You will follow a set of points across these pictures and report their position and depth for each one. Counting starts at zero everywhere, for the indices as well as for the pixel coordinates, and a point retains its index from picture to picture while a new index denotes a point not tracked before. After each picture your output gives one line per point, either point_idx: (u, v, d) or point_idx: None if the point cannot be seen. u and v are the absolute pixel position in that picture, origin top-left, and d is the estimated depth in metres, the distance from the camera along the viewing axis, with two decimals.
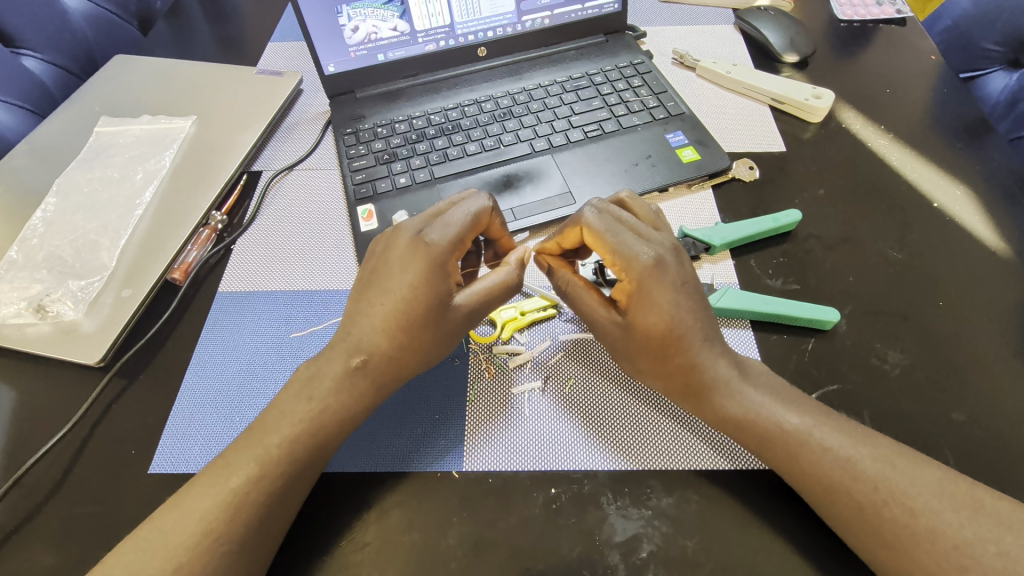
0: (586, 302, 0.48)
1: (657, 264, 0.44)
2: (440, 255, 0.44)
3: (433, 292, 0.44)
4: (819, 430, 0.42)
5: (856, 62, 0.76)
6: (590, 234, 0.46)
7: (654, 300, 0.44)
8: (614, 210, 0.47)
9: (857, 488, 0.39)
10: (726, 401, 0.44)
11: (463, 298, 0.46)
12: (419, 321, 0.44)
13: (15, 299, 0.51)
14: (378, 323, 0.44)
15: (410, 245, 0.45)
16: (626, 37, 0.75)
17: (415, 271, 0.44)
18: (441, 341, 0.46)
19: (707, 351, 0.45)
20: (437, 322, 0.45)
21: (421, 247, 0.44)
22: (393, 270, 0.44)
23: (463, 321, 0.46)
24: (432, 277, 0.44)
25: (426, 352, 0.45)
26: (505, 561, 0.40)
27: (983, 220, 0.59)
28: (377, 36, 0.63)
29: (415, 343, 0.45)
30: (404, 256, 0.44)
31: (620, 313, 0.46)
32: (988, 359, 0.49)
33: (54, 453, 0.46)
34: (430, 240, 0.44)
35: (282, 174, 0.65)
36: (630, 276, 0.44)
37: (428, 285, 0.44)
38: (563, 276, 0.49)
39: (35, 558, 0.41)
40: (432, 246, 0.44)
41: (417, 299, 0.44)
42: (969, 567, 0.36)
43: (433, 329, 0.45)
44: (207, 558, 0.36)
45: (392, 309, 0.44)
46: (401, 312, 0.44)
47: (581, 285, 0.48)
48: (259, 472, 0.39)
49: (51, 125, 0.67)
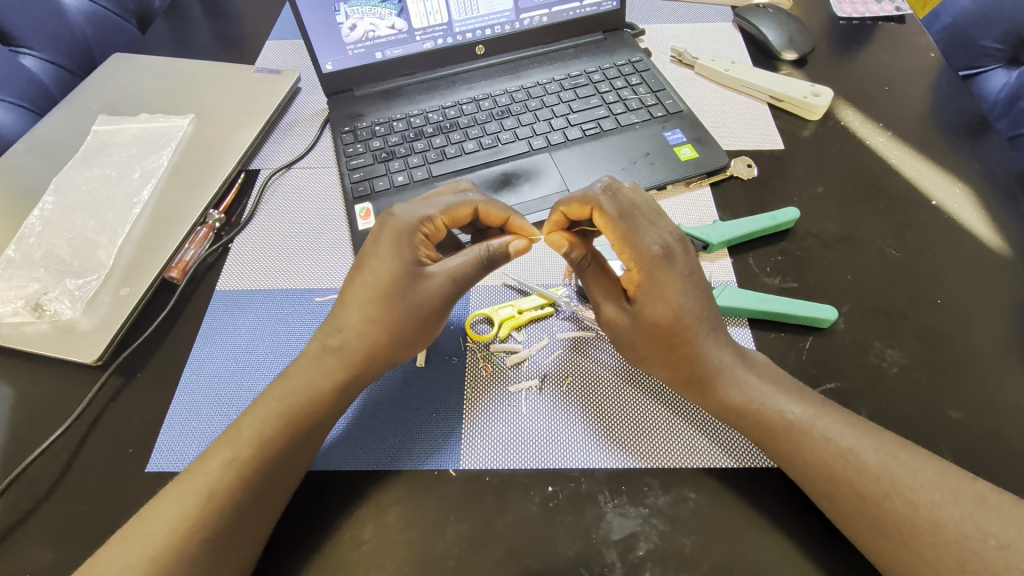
0: (599, 287, 0.47)
1: (666, 254, 0.44)
2: (406, 225, 0.46)
3: (399, 261, 0.45)
4: (821, 421, 0.42)
5: (855, 60, 0.76)
6: (604, 218, 0.46)
7: (662, 289, 0.44)
8: (627, 192, 0.47)
9: (858, 478, 0.39)
10: (730, 389, 0.44)
11: (428, 275, 0.46)
12: (388, 291, 0.45)
13: (12, 298, 0.51)
14: (357, 305, 0.46)
15: (382, 220, 0.47)
16: (625, 35, 0.74)
17: (381, 241, 0.46)
18: (410, 319, 0.45)
19: (711, 341, 0.45)
20: (402, 293, 0.45)
21: (387, 219, 0.47)
22: (370, 248, 0.47)
23: (427, 298, 0.45)
24: (398, 248, 0.46)
25: (397, 329, 0.45)
26: (503, 558, 0.40)
27: (982, 218, 0.59)
28: (375, 34, 0.63)
29: (389, 325, 0.45)
30: (377, 230, 0.47)
31: (630, 303, 0.47)
32: (987, 357, 0.49)
33: (51, 452, 0.46)
34: (398, 213, 0.47)
35: (279, 172, 0.65)
36: (640, 266, 0.45)
37: (393, 254, 0.45)
38: (576, 253, 0.47)
39: (32, 556, 0.41)
40: (399, 217, 0.47)
41: (384, 268, 0.45)
42: (969, 560, 0.36)
43: (400, 301, 0.45)
44: (204, 553, 0.37)
45: (368, 285, 0.45)
46: (367, 282, 0.46)
47: (595, 268, 0.48)
48: (255, 469, 0.39)
49: (49, 123, 0.67)
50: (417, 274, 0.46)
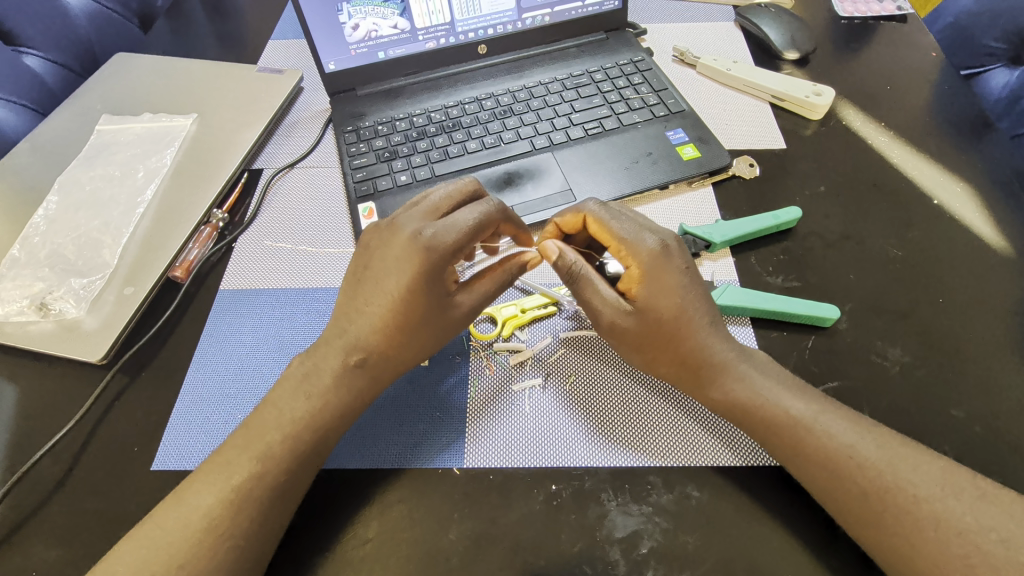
0: (597, 291, 0.47)
1: (662, 249, 0.45)
2: (440, 259, 0.44)
3: (431, 294, 0.44)
4: (824, 417, 0.42)
5: (857, 58, 0.76)
6: (596, 222, 0.47)
7: (663, 284, 0.45)
8: (616, 204, 0.49)
9: (862, 474, 0.39)
10: (735, 384, 0.44)
11: (460, 299, 0.47)
12: (418, 321, 0.44)
13: (17, 297, 0.51)
14: (372, 321, 0.44)
15: (408, 246, 0.44)
16: (627, 34, 0.75)
17: (411, 276, 0.43)
18: (440, 335, 0.47)
19: (711, 335, 0.45)
20: (433, 321, 0.45)
21: (417, 252, 0.43)
22: (385, 269, 0.44)
23: (462, 321, 0.47)
24: (430, 282, 0.44)
25: (424, 345, 0.46)
26: (506, 556, 0.41)
27: (984, 217, 0.59)
28: (377, 34, 0.63)
29: (406, 334, 0.45)
30: (400, 256, 0.44)
31: (630, 302, 0.46)
32: (989, 355, 0.50)
33: (56, 451, 0.46)
34: (428, 243, 0.44)
35: (283, 172, 0.66)
36: (637, 262, 0.45)
37: (423, 288, 0.44)
38: (570, 258, 0.47)
39: (38, 555, 0.41)
40: (431, 250, 0.44)
41: (413, 300, 0.44)
42: (971, 555, 0.36)
43: (432, 328, 0.46)
44: (208, 553, 0.37)
45: (387, 309, 0.44)
46: (396, 312, 0.44)
47: (590, 274, 0.48)
48: (259, 469, 0.40)
49: (53, 123, 0.67)
50: (449, 301, 0.46)
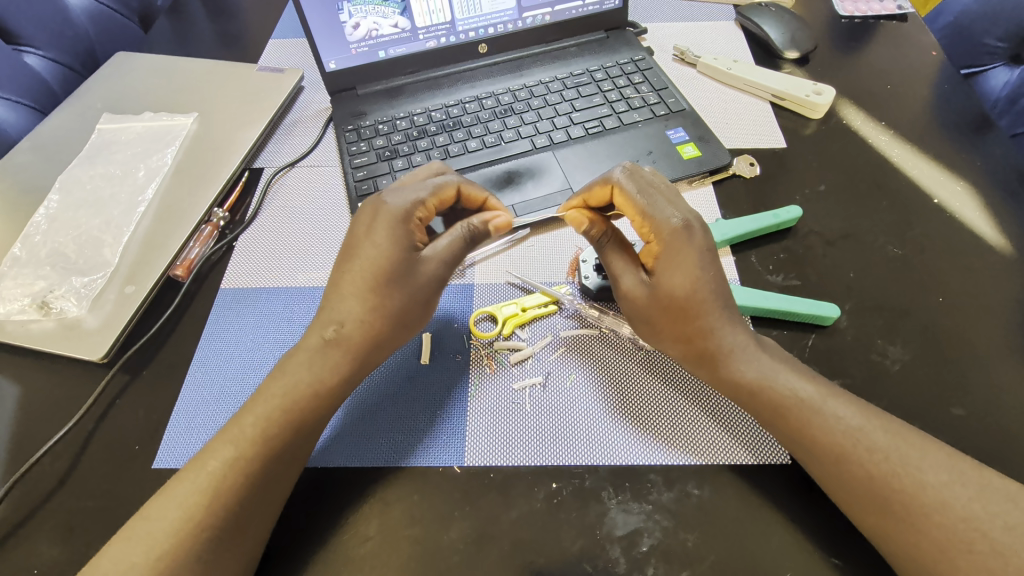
0: (619, 262, 0.48)
1: (685, 226, 0.46)
2: (400, 211, 0.46)
3: (394, 246, 0.45)
4: (832, 401, 0.42)
5: (858, 57, 0.76)
6: (624, 196, 0.48)
7: (681, 260, 0.45)
8: (647, 175, 0.49)
9: (869, 458, 0.39)
10: (743, 366, 0.44)
11: (424, 257, 0.47)
12: (386, 276, 0.45)
13: (18, 295, 0.52)
14: (347, 288, 0.45)
15: (371, 205, 0.47)
16: (627, 33, 0.75)
17: (376, 229, 0.46)
18: (409, 300, 0.46)
19: (724, 317, 0.45)
20: (402, 276, 0.46)
21: (380, 207, 0.47)
22: (360, 232, 0.47)
23: (427, 280, 0.47)
24: (392, 233, 0.46)
25: (399, 312, 0.46)
26: (507, 554, 0.41)
27: (984, 215, 0.59)
28: (378, 33, 0.63)
29: (387, 304, 0.45)
30: (367, 218, 0.47)
31: (649, 276, 0.47)
32: (989, 353, 0.50)
33: (57, 449, 0.46)
34: (388, 199, 0.47)
35: (284, 170, 0.66)
36: (659, 237, 0.46)
37: (387, 239, 0.45)
38: (595, 229, 0.49)
39: (39, 552, 0.41)
40: (392, 204, 0.47)
41: (380, 254, 0.45)
42: (975, 541, 0.36)
43: (403, 287, 0.46)
44: (212, 549, 0.37)
45: (359, 270, 0.45)
46: (371, 272, 0.45)
47: (615, 245, 0.49)
48: (258, 465, 0.40)
49: (53, 121, 0.67)
50: (414, 257, 0.47)
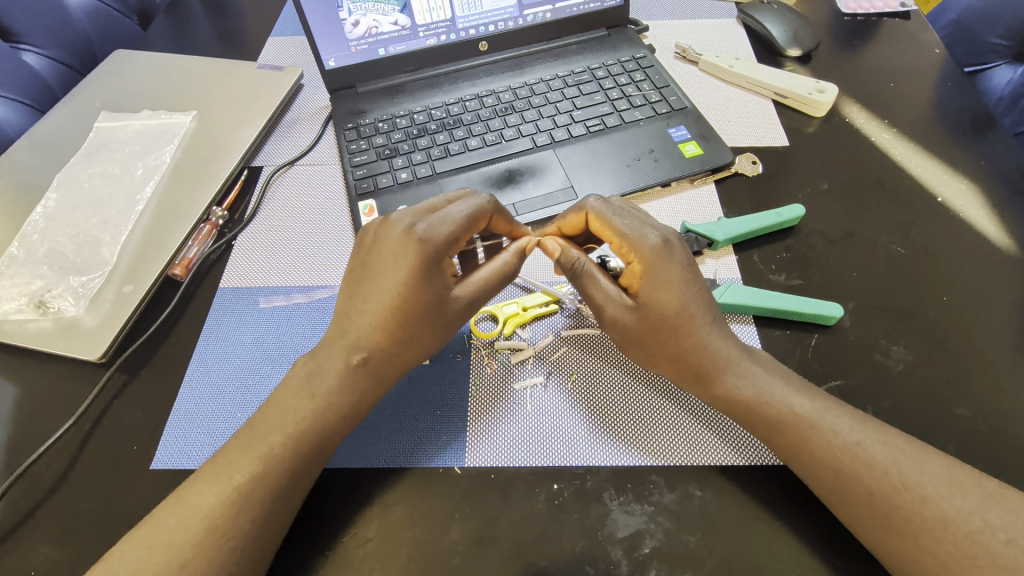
0: (598, 286, 0.47)
1: (664, 245, 0.46)
2: (434, 250, 0.44)
3: (427, 287, 0.45)
4: (829, 415, 0.42)
5: (860, 55, 0.76)
6: (598, 219, 0.48)
7: (665, 279, 0.45)
8: (617, 201, 0.50)
9: (868, 473, 0.39)
10: (738, 382, 0.44)
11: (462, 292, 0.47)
12: (418, 314, 0.44)
13: (16, 294, 0.51)
14: (372, 320, 0.44)
15: (403, 239, 0.45)
16: (629, 30, 0.74)
17: (407, 267, 0.44)
18: (440, 331, 0.46)
19: (714, 332, 0.45)
20: (434, 313, 0.45)
21: (411, 243, 0.44)
22: (386, 265, 0.45)
23: (463, 313, 0.47)
24: (426, 273, 0.44)
25: (426, 342, 0.46)
26: (507, 556, 0.40)
27: (988, 215, 0.58)
28: (378, 30, 0.63)
29: (415, 334, 0.45)
30: (394, 251, 0.45)
31: (633, 298, 0.46)
32: (994, 355, 0.49)
33: (55, 449, 0.46)
34: (422, 235, 0.44)
35: (283, 169, 0.65)
36: (640, 258, 0.46)
37: (421, 280, 0.44)
38: (573, 253, 0.48)
39: (37, 554, 0.41)
40: (425, 242, 0.44)
41: (410, 293, 0.44)
42: (977, 554, 0.36)
43: (434, 322, 0.45)
44: (214, 555, 0.36)
45: (388, 307, 0.44)
46: (395, 307, 0.44)
47: (593, 269, 0.48)
48: (257, 469, 0.39)
49: (50, 119, 0.67)
50: (450, 294, 0.46)
